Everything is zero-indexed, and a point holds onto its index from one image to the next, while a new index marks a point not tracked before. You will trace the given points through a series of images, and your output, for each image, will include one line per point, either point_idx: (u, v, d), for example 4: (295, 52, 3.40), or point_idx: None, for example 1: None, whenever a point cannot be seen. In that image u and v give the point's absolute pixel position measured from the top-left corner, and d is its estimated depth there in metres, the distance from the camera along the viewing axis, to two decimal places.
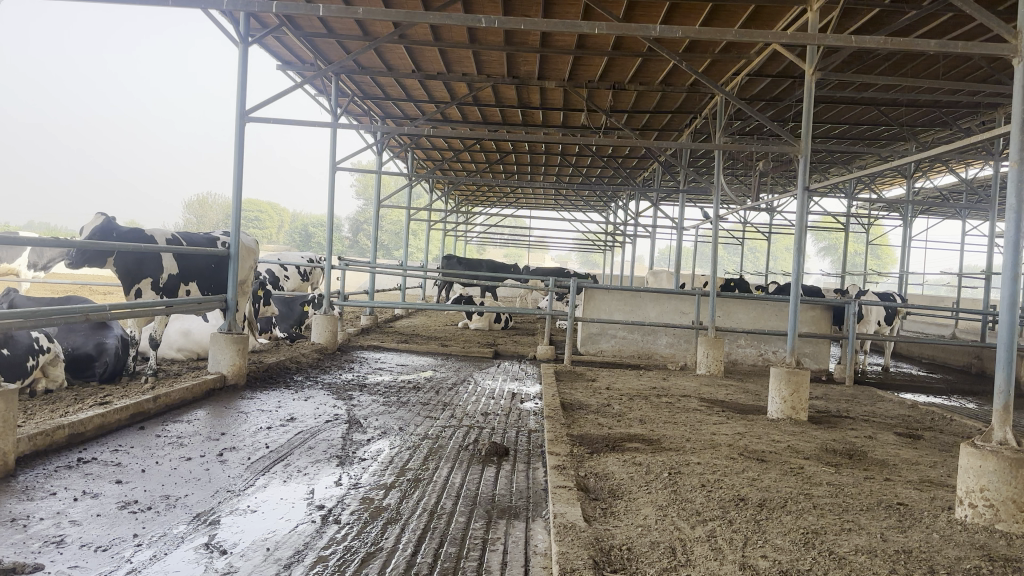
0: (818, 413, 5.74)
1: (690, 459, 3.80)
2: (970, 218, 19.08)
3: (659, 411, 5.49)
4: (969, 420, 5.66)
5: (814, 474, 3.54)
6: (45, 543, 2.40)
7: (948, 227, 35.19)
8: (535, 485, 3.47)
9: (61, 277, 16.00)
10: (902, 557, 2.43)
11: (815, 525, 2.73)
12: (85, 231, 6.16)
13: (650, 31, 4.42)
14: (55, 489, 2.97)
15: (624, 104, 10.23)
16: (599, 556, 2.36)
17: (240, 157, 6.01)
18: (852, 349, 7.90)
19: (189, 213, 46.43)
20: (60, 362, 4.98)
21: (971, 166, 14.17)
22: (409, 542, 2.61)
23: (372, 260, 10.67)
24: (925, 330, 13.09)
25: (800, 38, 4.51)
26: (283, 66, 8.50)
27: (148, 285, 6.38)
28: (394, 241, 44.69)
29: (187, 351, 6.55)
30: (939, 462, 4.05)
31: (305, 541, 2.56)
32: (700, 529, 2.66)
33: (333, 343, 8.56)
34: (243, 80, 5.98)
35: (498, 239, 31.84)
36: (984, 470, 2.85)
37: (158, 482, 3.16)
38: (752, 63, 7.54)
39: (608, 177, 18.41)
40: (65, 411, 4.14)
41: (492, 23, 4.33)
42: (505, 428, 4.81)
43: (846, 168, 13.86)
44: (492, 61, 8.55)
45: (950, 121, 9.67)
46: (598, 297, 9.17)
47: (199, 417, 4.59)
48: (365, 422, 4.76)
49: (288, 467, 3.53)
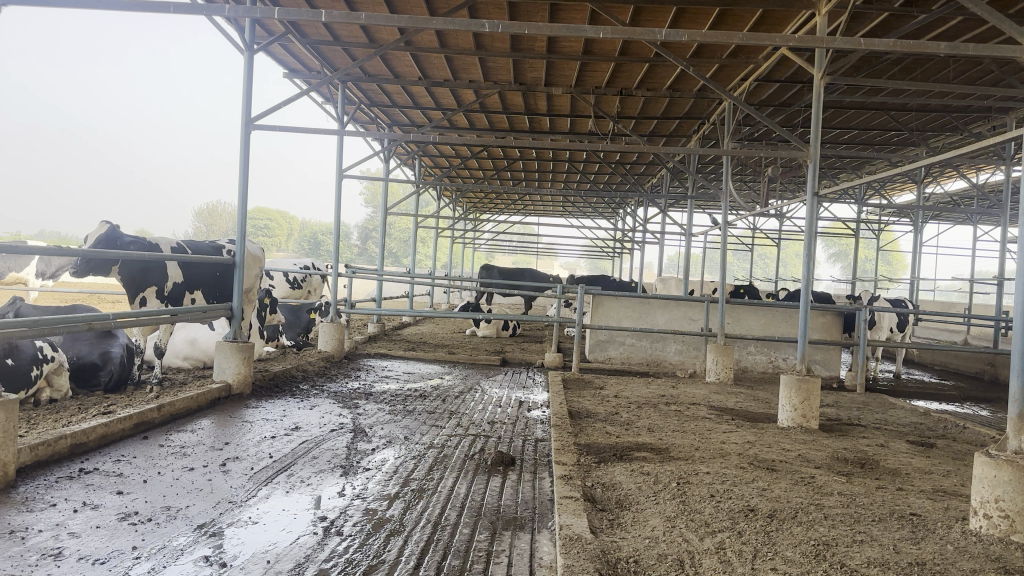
0: (829, 420, 5.65)
1: (699, 468, 3.74)
2: (984, 222, 18.80)
3: (667, 419, 5.39)
4: (982, 428, 5.54)
5: (825, 484, 3.47)
6: (41, 557, 2.37)
7: (959, 235, 34.91)
8: (541, 495, 3.42)
9: (70, 285, 16.17)
10: (916, 569, 2.37)
11: (826, 536, 2.67)
12: (91, 240, 6.19)
13: (654, 34, 4.35)
14: (55, 501, 2.95)
15: (631, 110, 10.18)
16: (605, 569, 2.31)
17: (246, 164, 6.02)
18: (864, 357, 7.72)
19: (200, 222, 47.07)
20: (65, 372, 4.97)
21: (982, 173, 14.04)
22: (411, 556, 2.56)
23: (380, 268, 10.61)
24: (937, 337, 12.96)
25: (806, 40, 4.46)
26: (289, 74, 8.57)
27: (152, 293, 6.41)
28: (401, 248, 44.83)
29: (193, 359, 6.56)
30: (952, 471, 3.97)
31: (305, 553, 2.52)
32: (709, 540, 2.61)
33: (339, 351, 8.54)
34: (248, 88, 6.00)
35: (508, 246, 31.94)
36: (998, 480, 2.76)
37: (159, 493, 3.13)
38: (760, 68, 7.49)
39: (615, 184, 18.29)
40: (67, 421, 4.12)
41: (497, 27, 4.25)
42: (511, 437, 4.75)
43: (856, 173, 13.70)
44: (499, 68, 8.55)
45: (960, 124, 9.54)
46: (606, 304, 9.09)
47: (202, 426, 4.56)
48: (370, 431, 4.72)
49: (291, 477, 3.50)
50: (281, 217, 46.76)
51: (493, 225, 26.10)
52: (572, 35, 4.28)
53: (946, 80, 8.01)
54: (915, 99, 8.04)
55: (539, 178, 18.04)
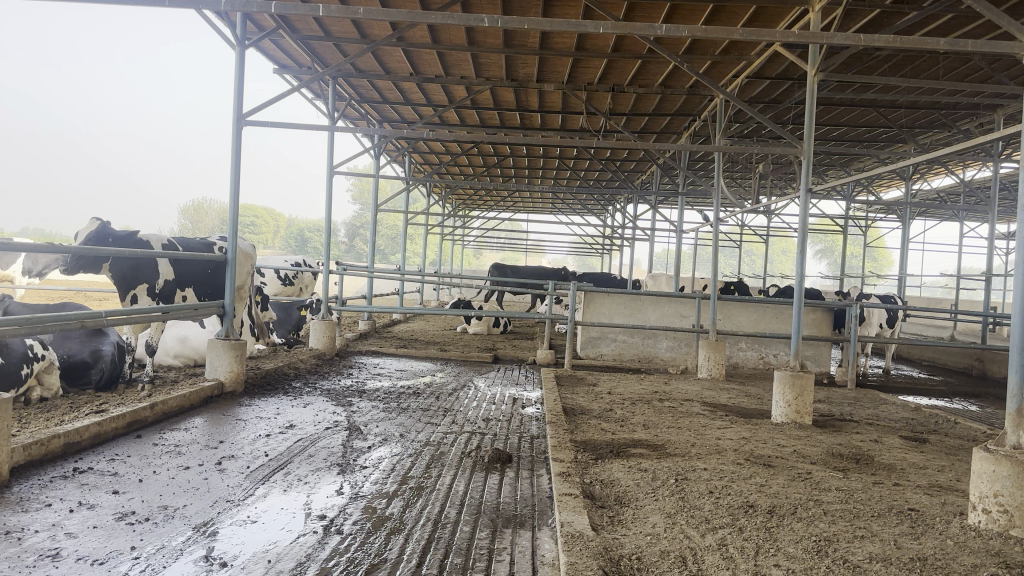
0: (821, 416, 5.70)
1: (696, 464, 3.75)
2: (969, 220, 19.04)
3: (661, 416, 5.42)
4: (973, 423, 5.61)
5: (822, 480, 3.49)
6: (39, 557, 2.34)
7: (943, 230, 35.16)
8: (539, 493, 3.41)
9: (56, 283, 15.97)
10: (918, 564, 2.39)
11: (826, 532, 2.69)
12: (81, 236, 6.12)
13: (652, 30, 4.33)
14: (50, 501, 2.91)
15: (622, 107, 10.20)
16: (609, 566, 2.31)
17: (238, 160, 5.97)
18: (853, 354, 7.75)
19: (185, 219, 46.54)
20: (55, 370, 4.90)
21: (969, 169, 14.18)
22: (413, 554, 2.55)
23: (371, 264, 10.53)
24: (925, 332, 13.11)
25: (806, 37, 4.40)
26: (279, 69, 8.51)
27: (143, 290, 6.34)
28: (390, 245, 44.68)
29: (184, 357, 6.51)
30: (946, 466, 4.01)
31: (307, 552, 2.51)
32: (710, 537, 2.61)
33: (330, 348, 8.49)
34: (240, 83, 5.94)
35: (497, 243, 31.89)
36: (997, 475, 2.80)
37: (155, 492, 3.10)
38: (752, 65, 7.54)
39: (606, 180, 18.33)
40: (60, 420, 4.05)
41: (495, 22, 4.23)
42: (507, 434, 4.74)
43: (844, 170, 13.82)
44: (491, 64, 8.53)
45: (947, 121, 9.66)
46: (597, 301, 9.12)
47: (195, 425, 4.52)
48: (365, 428, 4.71)
49: (288, 476, 3.47)
50: (267, 213, 46.37)
51: (482, 222, 26.06)
52: (571, 30, 4.25)
53: (937, 78, 8.10)
54: (906, 96, 8.10)
55: (529, 174, 18.03)
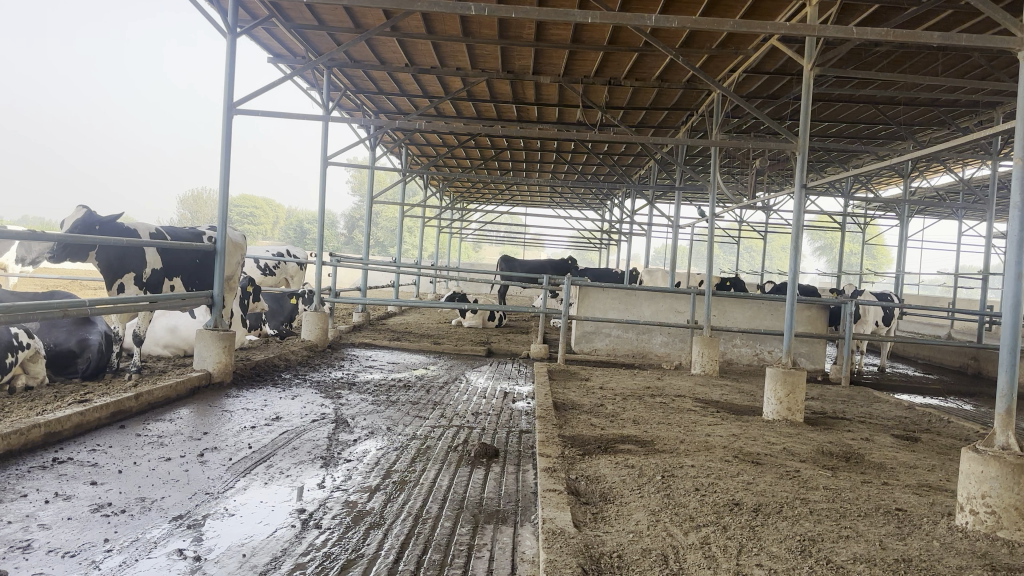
0: (814, 414, 5.66)
1: (683, 461, 3.72)
2: (967, 220, 18.96)
3: (653, 411, 5.38)
4: (967, 422, 5.57)
5: (810, 478, 3.45)
6: (10, 549, 2.29)
7: (943, 228, 34.98)
8: (524, 489, 3.37)
9: (53, 271, 15.83)
10: (902, 566, 2.35)
11: (811, 532, 2.65)
12: (67, 224, 6.06)
13: (643, 20, 4.22)
14: (26, 491, 2.86)
15: (619, 100, 10.11)
16: (589, 564, 2.26)
17: (228, 149, 5.90)
18: (847, 351, 7.69)
19: (184, 209, 46.41)
20: (41, 359, 4.85)
21: (969, 167, 14.10)
22: (391, 549, 2.51)
23: (365, 256, 10.45)
24: (923, 331, 13.01)
25: (799, 29, 4.27)
26: (273, 58, 8.41)
27: (131, 279, 6.29)
28: (388, 237, 44.62)
29: (173, 348, 6.45)
30: (937, 466, 3.97)
31: (283, 547, 2.46)
32: (693, 535, 2.57)
33: (323, 340, 8.43)
34: (231, 72, 5.86)
35: (496, 236, 31.71)
36: (985, 476, 2.77)
37: (134, 483, 3.05)
38: (750, 59, 7.46)
39: (605, 175, 18.24)
40: (41, 409, 3.99)
41: (484, 10, 4.11)
42: (495, 428, 4.70)
43: (843, 166, 13.72)
44: (486, 55, 8.43)
45: (947, 118, 9.59)
46: (592, 294, 9.08)
47: (181, 415, 4.47)
48: (352, 421, 4.66)
49: (270, 468, 3.43)
50: (266, 204, 46.17)
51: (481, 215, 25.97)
52: (561, 19, 4.15)
53: (937, 73, 8.03)
54: (906, 91, 8.02)
55: (528, 167, 17.95)
